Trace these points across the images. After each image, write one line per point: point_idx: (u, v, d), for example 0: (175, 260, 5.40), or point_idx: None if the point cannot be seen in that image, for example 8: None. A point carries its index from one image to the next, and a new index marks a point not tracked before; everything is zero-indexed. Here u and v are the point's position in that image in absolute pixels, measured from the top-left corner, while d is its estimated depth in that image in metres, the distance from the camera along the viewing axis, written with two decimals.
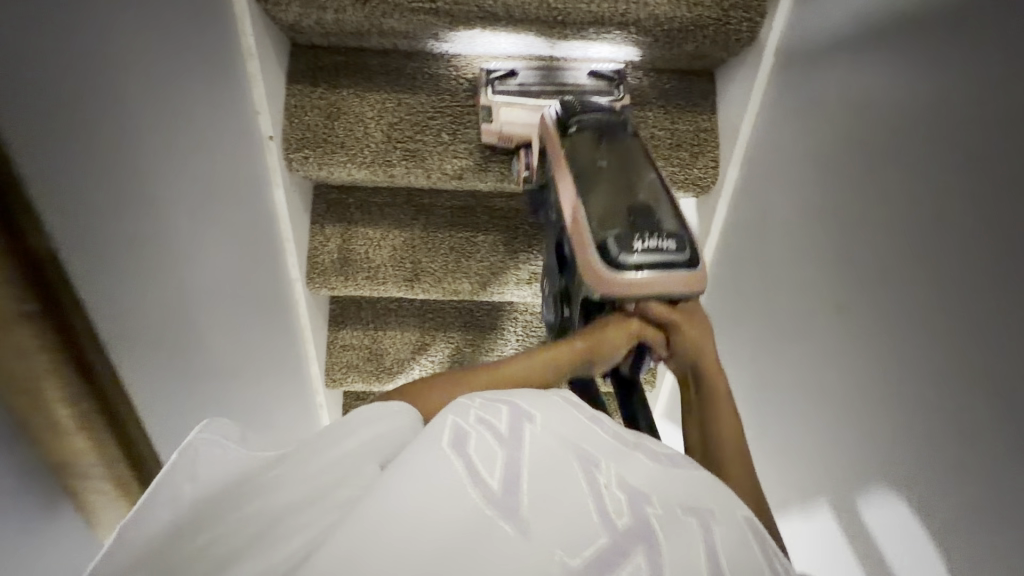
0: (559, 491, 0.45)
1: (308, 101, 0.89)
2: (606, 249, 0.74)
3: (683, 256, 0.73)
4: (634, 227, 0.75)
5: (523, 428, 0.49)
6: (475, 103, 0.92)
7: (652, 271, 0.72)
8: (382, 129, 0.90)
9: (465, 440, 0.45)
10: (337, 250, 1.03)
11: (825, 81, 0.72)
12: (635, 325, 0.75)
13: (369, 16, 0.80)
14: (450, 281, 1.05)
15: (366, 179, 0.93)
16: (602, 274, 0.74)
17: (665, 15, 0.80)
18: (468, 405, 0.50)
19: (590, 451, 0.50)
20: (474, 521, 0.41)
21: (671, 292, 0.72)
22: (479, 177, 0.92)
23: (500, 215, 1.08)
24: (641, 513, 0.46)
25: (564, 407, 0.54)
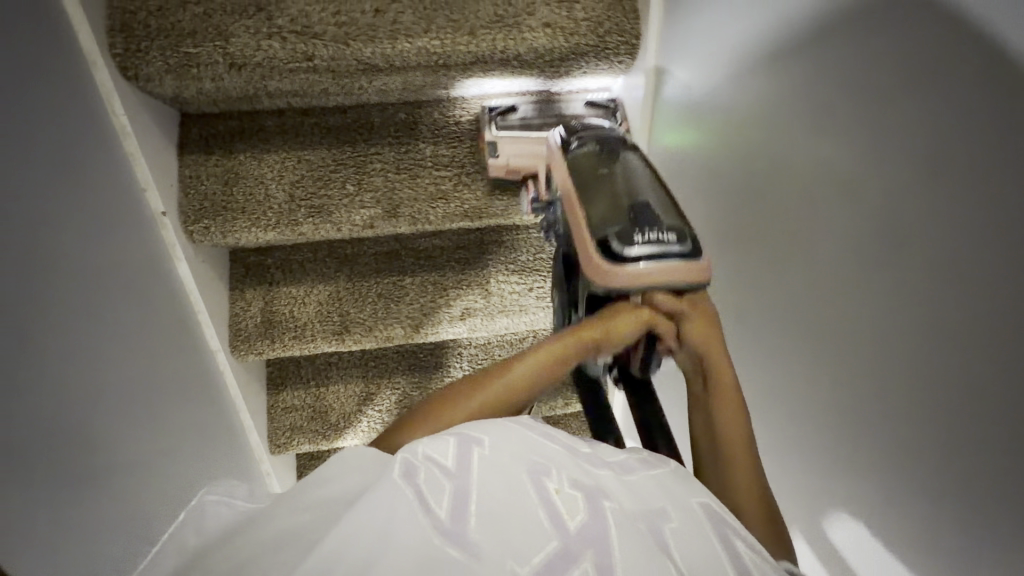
0: (509, 511, 0.48)
1: (205, 170, 0.87)
2: (606, 242, 0.71)
3: (683, 247, 0.70)
4: (633, 222, 0.71)
5: (471, 455, 0.52)
6: (377, 150, 0.91)
7: (652, 263, 0.69)
8: (284, 189, 0.88)
9: (417, 472, 0.49)
10: (260, 313, 1.00)
11: (715, 90, 0.74)
12: (646, 315, 0.71)
13: (250, 81, 0.78)
14: (381, 329, 1.03)
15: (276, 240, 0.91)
16: (601, 264, 0.71)
17: (545, 47, 0.81)
18: (419, 441, 0.53)
19: (540, 463, 0.53)
20: (428, 550, 0.45)
21: (673, 280, 0.69)
22: (392, 224, 0.91)
23: (426, 254, 1.06)
24: (598, 508, 0.49)
25: (516, 427, 0.56)
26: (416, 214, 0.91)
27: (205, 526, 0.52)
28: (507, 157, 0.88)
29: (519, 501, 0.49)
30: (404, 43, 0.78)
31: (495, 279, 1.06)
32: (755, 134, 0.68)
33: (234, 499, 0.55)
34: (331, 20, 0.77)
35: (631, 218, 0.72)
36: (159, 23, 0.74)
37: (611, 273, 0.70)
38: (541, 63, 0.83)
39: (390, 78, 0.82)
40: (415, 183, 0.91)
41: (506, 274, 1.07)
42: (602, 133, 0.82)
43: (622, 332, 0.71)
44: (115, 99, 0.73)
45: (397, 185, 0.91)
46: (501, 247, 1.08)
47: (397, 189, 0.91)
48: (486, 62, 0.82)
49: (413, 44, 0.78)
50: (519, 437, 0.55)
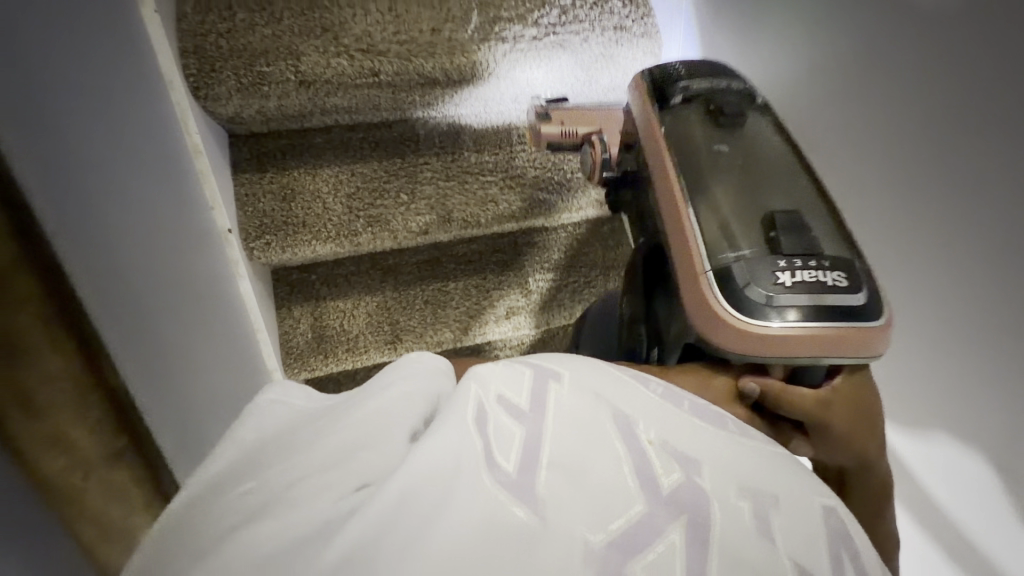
0: (592, 457, 0.47)
1: (260, 188, 0.88)
2: (733, 273, 0.63)
3: (857, 297, 0.60)
4: (777, 249, 0.63)
5: (546, 392, 0.52)
6: (426, 160, 0.96)
7: (807, 316, 0.59)
8: (342, 202, 0.90)
9: (484, 419, 0.48)
10: (310, 330, 1.00)
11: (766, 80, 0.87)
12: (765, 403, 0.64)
13: (314, 98, 0.81)
14: (430, 334, 1.05)
15: (332, 253, 0.91)
16: (721, 312, 0.62)
17: None
18: (491, 376, 0.53)
19: (628, 414, 0.52)
20: (489, 508, 0.42)
21: (819, 352, 0.60)
22: (444, 228, 0.95)
23: (467, 257, 1.11)
24: (692, 480, 0.47)
25: (605, 368, 0.57)
26: (468, 215, 0.95)
27: (266, 423, 0.54)
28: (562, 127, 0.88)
29: (598, 453, 0.48)
30: (464, 59, 0.86)
31: (533, 279, 1.12)
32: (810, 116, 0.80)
33: (293, 399, 0.58)
34: (391, 40, 0.83)
35: (775, 241, 0.63)
36: (231, 44, 0.77)
37: (732, 326, 0.61)
38: None
39: (445, 91, 0.88)
40: (465, 188, 0.96)
41: (542, 273, 1.13)
42: (717, 89, 0.76)
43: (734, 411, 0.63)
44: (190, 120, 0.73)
45: (448, 192, 0.96)
46: (535, 248, 1.14)
47: (448, 196, 0.95)
48: None
49: (471, 59, 0.86)
50: (603, 388, 0.54)
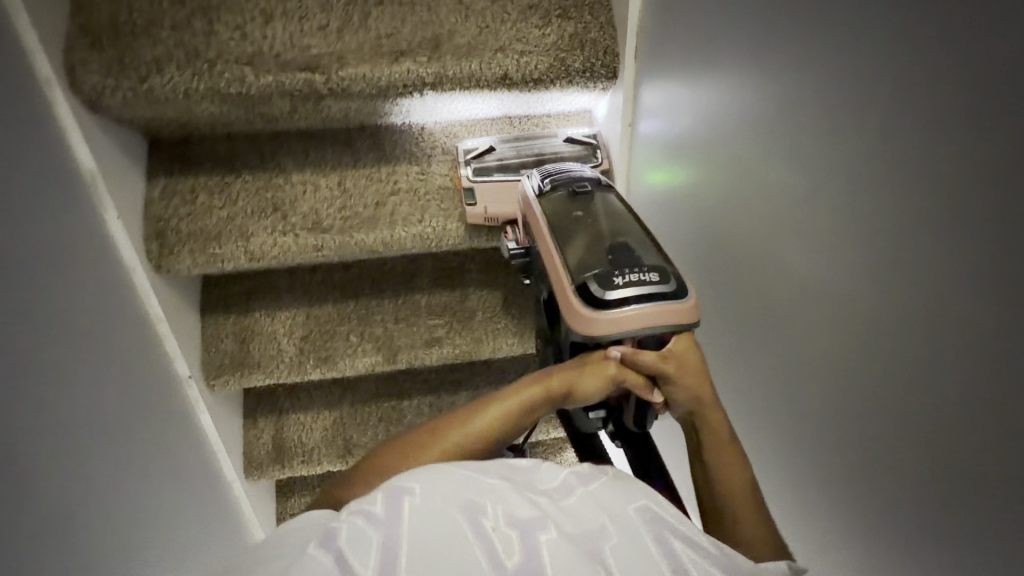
0: (444, 552, 0.49)
1: (172, 195, 0.85)
2: (584, 286, 0.72)
3: (668, 286, 0.70)
4: (613, 264, 0.72)
5: (401, 505, 0.52)
6: (354, 163, 0.91)
7: (640, 304, 0.69)
8: (248, 205, 0.86)
9: (335, 532, 0.50)
10: (234, 345, 0.98)
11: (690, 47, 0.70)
12: (613, 369, 0.73)
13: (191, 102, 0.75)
14: (348, 363, 1.00)
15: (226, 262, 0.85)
16: (582, 312, 0.71)
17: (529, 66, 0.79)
18: (348, 506, 0.53)
19: (476, 500, 0.54)
20: None
21: (660, 322, 0.68)
22: (377, 236, 0.88)
23: (394, 288, 1.04)
24: (535, 542, 0.51)
25: (463, 474, 0.56)
26: (340, 240, 0.87)
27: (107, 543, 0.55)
28: (484, 204, 0.88)
29: (455, 541, 0.50)
30: (337, 71, 0.75)
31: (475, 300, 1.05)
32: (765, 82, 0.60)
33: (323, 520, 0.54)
34: (270, 139, 0.90)
35: (611, 261, 0.73)
36: (117, 46, 0.73)
37: (592, 319, 0.70)
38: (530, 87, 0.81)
39: (332, 103, 0.79)
40: (347, 209, 0.88)
41: (484, 296, 1.06)
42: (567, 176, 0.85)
43: (587, 386, 0.73)
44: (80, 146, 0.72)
45: (323, 210, 0.88)
46: (484, 266, 1.07)
47: (383, 201, 0.90)
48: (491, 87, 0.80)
49: (353, 70, 0.75)
50: (448, 479, 0.55)
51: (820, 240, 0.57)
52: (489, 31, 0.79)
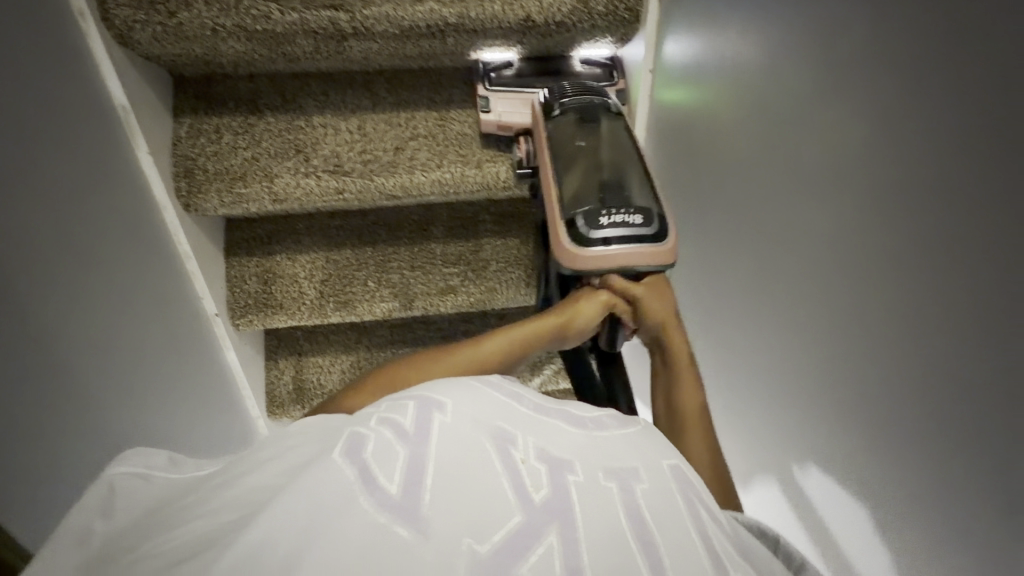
0: (469, 479, 0.49)
1: (199, 131, 0.87)
2: (575, 224, 0.79)
3: (649, 230, 0.79)
4: (602, 203, 0.80)
5: (431, 421, 0.53)
6: (375, 106, 0.91)
7: (621, 245, 0.78)
8: (273, 147, 0.88)
9: (361, 445, 0.49)
10: (259, 286, 1.01)
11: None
12: (606, 297, 0.82)
13: (217, 43, 0.77)
14: (366, 307, 1.04)
15: (254, 203, 0.88)
16: (568, 246, 0.79)
17: (554, 8, 0.79)
18: (373, 413, 0.55)
19: (507, 431, 0.55)
20: (372, 530, 0.44)
21: (642, 262, 0.79)
22: (394, 180, 0.90)
23: (410, 235, 1.06)
24: (564, 481, 0.52)
25: (489, 396, 0.59)
26: (361, 183, 0.89)
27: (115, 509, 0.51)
28: (498, 113, 0.90)
29: (486, 468, 0.50)
30: (361, 10, 0.76)
31: (490, 250, 1.07)
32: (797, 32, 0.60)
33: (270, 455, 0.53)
34: (293, 81, 0.90)
35: (601, 200, 0.80)
36: None
37: (579, 256, 0.79)
38: (552, 30, 0.81)
39: (354, 44, 0.80)
40: (368, 152, 0.90)
41: (500, 246, 1.08)
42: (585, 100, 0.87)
43: (585, 320, 0.82)
44: (112, 76, 0.74)
45: (345, 153, 0.90)
46: (502, 218, 1.08)
47: (403, 149, 0.91)
48: (513, 29, 0.80)
49: (377, 9, 0.76)
50: (483, 402, 0.58)
51: (825, 183, 0.58)
52: None
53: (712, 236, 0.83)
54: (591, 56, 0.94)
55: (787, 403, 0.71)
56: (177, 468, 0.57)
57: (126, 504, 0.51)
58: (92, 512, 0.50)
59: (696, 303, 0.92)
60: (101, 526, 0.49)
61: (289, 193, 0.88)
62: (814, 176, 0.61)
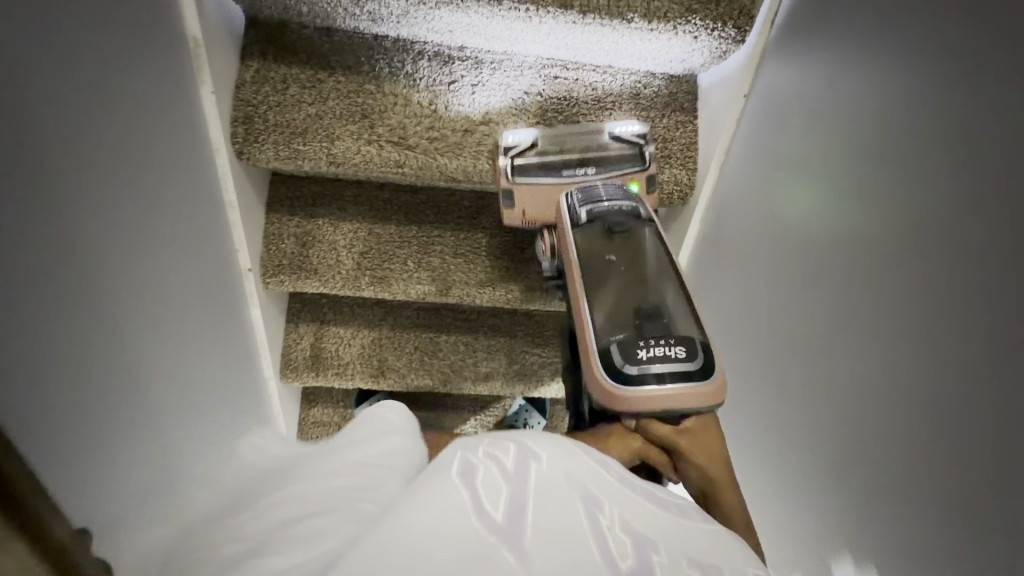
0: (563, 534, 0.39)
1: (264, 78, 0.82)
2: (609, 352, 0.70)
3: (695, 364, 0.67)
4: (640, 334, 0.70)
5: (531, 468, 0.43)
6: (452, 82, 0.87)
7: (663, 382, 0.66)
8: (338, 107, 0.84)
9: (473, 473, 0.41)
10: (295, 248, 0.97)
11: (845, 27, 0.66)
12: (636, 444, 0.68)
13: None
14: (401, 287, 1.01)
15: (308, 162, 0.84)
16: (604, 387, 0.69)
17: (660, 13, 0.75)
18: (477, 442, 0.46)
19: (597, 494, 0.44)
20: (471, 561, 0.36)
21: (686, 404, 0.66)
22: (456, 159, 0.86)
23: (458, 221, 1.03)
24: (648, 561, 0.40)
25: (577, 451, 0.47)
26: (423, 159, 0.85)
27: (235, 470, 0.49)
28: (524, 206, 0.87)
29: (573, 526, 0.40)
30: None
31: (533, 252, 1.04)
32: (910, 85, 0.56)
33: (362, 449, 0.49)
34: (369, 41, 0.86)
35: (638, 328, 0.71)
36: None
37: (613, 394, 0.68)
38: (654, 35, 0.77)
39: (446, 13, 0.76)
40: (435, 129, 0.86)
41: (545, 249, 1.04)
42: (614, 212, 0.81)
43: (610, 454, 0.66)
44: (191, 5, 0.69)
45: (411, 125, 0.85)
46: None
47: (471, 131, 0.87)
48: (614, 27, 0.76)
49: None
50: (574, 454, 0.47)
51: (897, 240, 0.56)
52: None
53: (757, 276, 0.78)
54: (621, 133, 0.86)
55: (792, 467, 0.68)
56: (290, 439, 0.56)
57: (241, 471, 0.48)
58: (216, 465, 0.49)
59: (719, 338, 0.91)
60: (223, 485, 0.46)
61: (346, 157, 0.84)
62: (885, 231, 0.57)
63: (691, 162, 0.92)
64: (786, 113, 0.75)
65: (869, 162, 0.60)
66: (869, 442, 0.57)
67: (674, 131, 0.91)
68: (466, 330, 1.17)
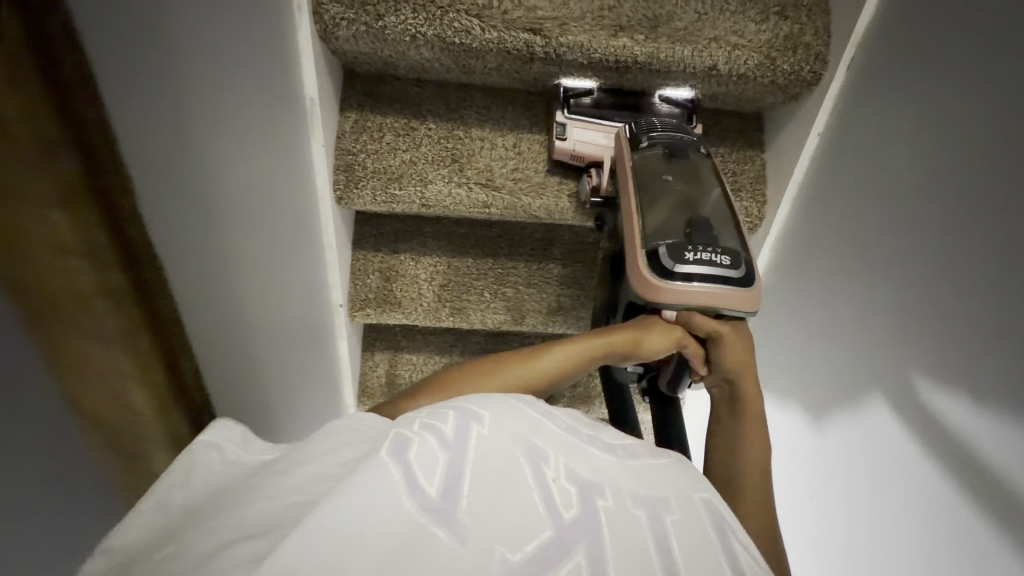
0: (505, 496, 0.48)
1: (362, 128, 0.87)
2: (657, 255, 0.75)
3: (736, 272, 0.73)
4: (687, 239, 0.75)
5: (470, 432, 0.51)
6: (536, 126, 0.92)
7: (702, 283, 0.73)
8: (429, 154, 0.89)
9: (406, 448, 0.48)
10: (379, 282, 1.02)
11: (927, 75, 0.69)
12: (677, 335, 0.79)
13: (408, 48, 0.78)
14: (478, 316, 1.05)
15: (401, 205, 0.89)
16: (648, 277, 0.74)
17: (741, 61, 0.79)
18: (415, 417, 0.53)
19: (541, 447, 0.53)
20: (410, 531, 0.43)
21: (728, 307, 0.74)
22: (538, 199, 0.90)
23: (531, 251, 1.07)
24: (592, 504, 0.51)
25: (522, 410, 0.57)
26: (509, 200, 0.90)
27: (195, 475, 0.57)
28: (573, 142, 0.87)
29: (518, 483, 0.49)
30: (558, 37, 0.76)
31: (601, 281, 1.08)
32: (1001, 138, 0.59)
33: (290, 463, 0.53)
34: (457, 90, 0.91)
35: (686, 235, 0.76)
36: None
37: (657, 287, 0.74)
38: (734, 81, 0.82)
39: (538, 67, 0.81)
40: (519, 171, 0.91)
41: None
42: (673, 137, 0.84)
43: (652, 345, 0.79)
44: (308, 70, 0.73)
45: (497, 168, 0.90)
46: None
47: (552, 172, 0.92)
48: (696, 75, 0.81)
49: (573, 38, 0.77)
50: (521, 418, 0.55)
51: (992, 285, 0.59)
52: (707, 18, 0.79)
53: (845, 309, 0.82)
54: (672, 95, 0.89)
55: (896, 492, 0.71)
56: (248, 446, 0.62)
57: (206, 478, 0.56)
58: (174, 485, 0.55)
59: (797, 363, 0.94)
60: (180, 496, 0.54)
61: (438, 199, 0.88)
62: (982, 275, 0.61)
63: (761, 194, 0.95)
64: (864, 153, 0.79)
65: (959, 209, 0.64)
66: (974, 474, 0.60)
67: (744, 165, 0.95)
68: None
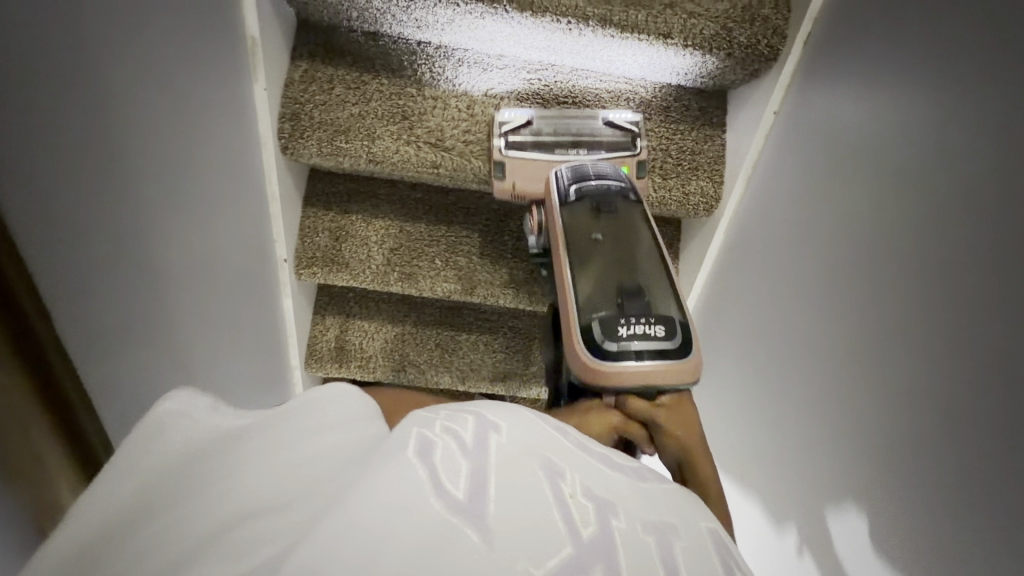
0: (528, 505, 0.39)
1: (313, 78, 0.86)
2: (591, 329, 0.72)
3: (672, 343, 0.69)
4: (621, 311, 0.72)
5: (489, 441, 0.42)
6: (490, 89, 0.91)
7: (639, 357, 0.68)
8: (379, 108, 0.87)
9: (430, 449, 0.40)
10: (329, 241, 1.01)
11: (873, 49, 0.68)
12: (615, 420, 0.69)
13: None
14: (428, 283, 1.03)
15: (346, 158, 0.87)
16: (585, 360, 0.71)
17: (696, 31, 0.78)
18: (430, 418, 0.44)
19: (558, 462, 0.43)
20: (433, 539, 0.35)
21: (665, 382, 0.68)
22: (487, 162, 0.89)
23: (486, 223, 1.05)
24: (608, 525, 0.40)
25: (534, 417, 0.47)
26: (458, 161, 0.88)
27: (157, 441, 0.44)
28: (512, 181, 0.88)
29: (536, 494, 0.40)
30: None
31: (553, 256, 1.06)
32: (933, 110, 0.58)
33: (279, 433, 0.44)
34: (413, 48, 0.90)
35: (619, 306, 0.73)
36: None
37: (589, 364, 0.70)
38: (689, 52, 0.80)
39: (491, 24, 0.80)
40: (471, 133, 0.89)
41: None
42: (601, 189, 0.82)
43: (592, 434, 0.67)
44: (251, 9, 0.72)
45: (449, 128, 0.89)
46: None
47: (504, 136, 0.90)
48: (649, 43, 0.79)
49: None
50: (534, 431, 0.45)
51: (917, 261, 0.58)
52: None
53: (783, 289, 0.80)
54: (614, 118, 0.89)
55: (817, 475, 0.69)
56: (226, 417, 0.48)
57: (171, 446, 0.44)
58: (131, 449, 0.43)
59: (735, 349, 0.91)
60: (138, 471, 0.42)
61: (386, 155, 0.87)
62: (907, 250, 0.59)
63: (717, 175, 0.93)
64: (811, 131, 0.77)
65: (891, 184, 0.62)
66: (885, 446, 0.59)
67: (702, 144, 0.94)
68: (486, 331, 1.20)
